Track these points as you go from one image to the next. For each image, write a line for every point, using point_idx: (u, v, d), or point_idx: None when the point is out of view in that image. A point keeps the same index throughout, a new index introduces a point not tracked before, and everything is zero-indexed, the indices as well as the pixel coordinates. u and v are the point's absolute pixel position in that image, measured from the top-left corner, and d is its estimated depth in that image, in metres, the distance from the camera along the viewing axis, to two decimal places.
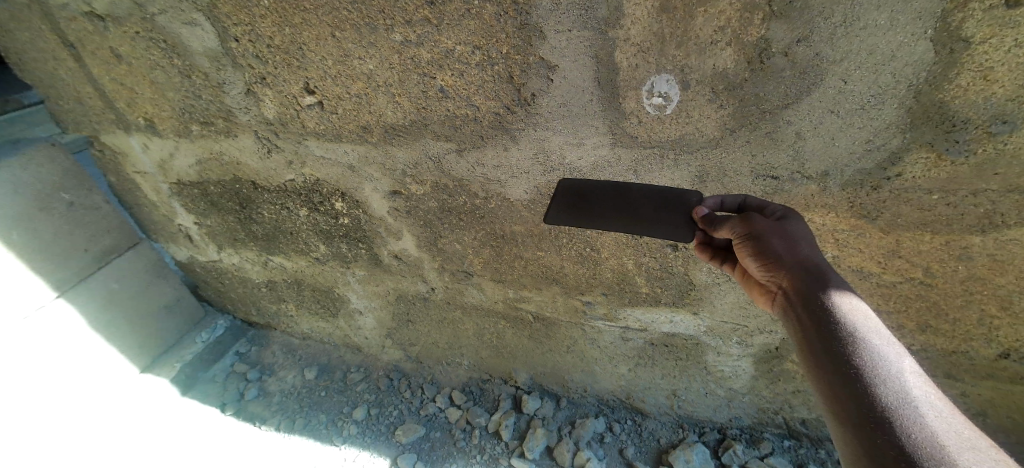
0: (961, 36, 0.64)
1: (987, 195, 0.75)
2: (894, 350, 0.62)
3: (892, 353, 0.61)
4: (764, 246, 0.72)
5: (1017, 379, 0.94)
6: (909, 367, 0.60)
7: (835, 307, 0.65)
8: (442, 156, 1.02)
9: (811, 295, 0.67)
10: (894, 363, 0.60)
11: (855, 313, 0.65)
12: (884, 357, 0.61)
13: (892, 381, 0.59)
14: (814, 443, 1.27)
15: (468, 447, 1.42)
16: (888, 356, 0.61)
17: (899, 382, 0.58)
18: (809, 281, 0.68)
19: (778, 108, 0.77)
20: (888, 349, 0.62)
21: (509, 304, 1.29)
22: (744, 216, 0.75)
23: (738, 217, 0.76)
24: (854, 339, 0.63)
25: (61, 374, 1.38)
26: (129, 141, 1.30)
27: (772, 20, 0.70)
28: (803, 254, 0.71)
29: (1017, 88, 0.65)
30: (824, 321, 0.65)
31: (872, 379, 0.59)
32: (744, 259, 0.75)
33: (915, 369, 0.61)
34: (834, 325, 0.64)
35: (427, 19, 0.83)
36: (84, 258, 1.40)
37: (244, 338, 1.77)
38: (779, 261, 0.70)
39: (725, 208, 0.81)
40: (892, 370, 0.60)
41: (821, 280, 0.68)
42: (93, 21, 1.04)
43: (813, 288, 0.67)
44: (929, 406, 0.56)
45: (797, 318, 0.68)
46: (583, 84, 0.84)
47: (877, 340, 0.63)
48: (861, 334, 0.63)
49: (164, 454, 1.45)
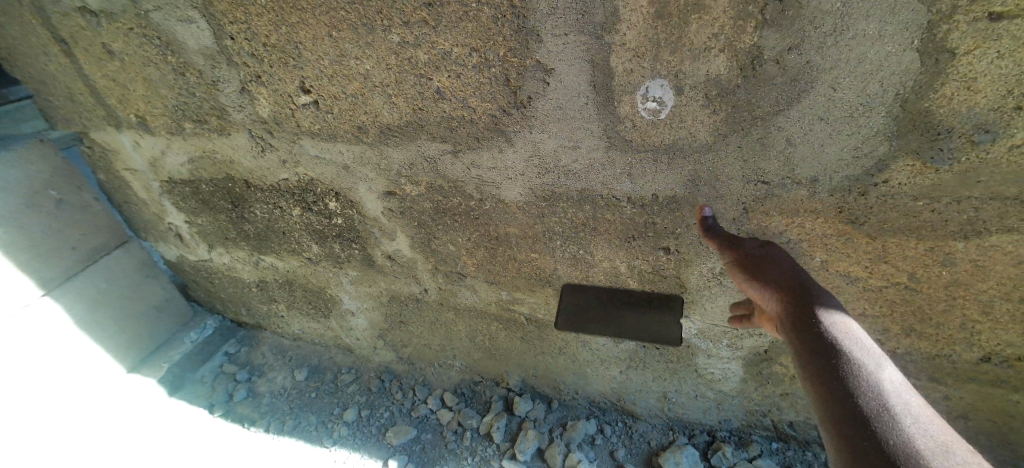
0: (945, 47, 0.66)
1: (971, 202, 0.76)
2: (875, 360, 0.63)
3: (873, 363, 0.62)
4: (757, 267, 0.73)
5: (999, 382, 0.96)
6: (889, 377, 0.61)
7: (824, 323, 0.65)
8: (437, 157, 1.03)
9: (801, 309, 0.67)
10: (873, 372, 0.61)
11: (842, 330, 0.65)
12: (865, 366, 0.62)
13: (874, 389, 0.59)
14: (801, 446, 1.28)
15: (459, 449, 1.42)
16: (869, 366, 0.62)
17: (880, 391, 0.59)
18: (799, 296, 0.68)
19: (769, 114, 0.79)
20: (869, 360, 0.63)
21: (502, 305, 1.29)
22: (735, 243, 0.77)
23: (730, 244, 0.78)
24: (838, 350, 0.63)
25: (46, 371, 1.36)
26: (120, 138, 1.28)
27: (764, 28, 0.71)
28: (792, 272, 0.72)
29: (1000, 98, 0.67)
30: (812, 333, 0.65)
31: (855, 389, 0.60)
32: (738, 281, 0.75)
33: (895, 378, 0.61)
34: (822, 337, 0.64)
35: (425, 21, 0.84)
36: (71, 256, 1.39)
37: (233, 339, 1.75)
38: (769, 279, 0.71)
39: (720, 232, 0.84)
40: (872, 379, 0.60)
41: (810, 295, 0.68)
42: (86, 17, 1.03)
43: (802, 302, 0.67)
44: (908, 414, 0.57)
45: (788, 333, 0.67)
46: (579, 88, 0.85)
47: (859, 351, 0.63)
48: (845, 346, 0.63)
49: (150, 454, 1.43)
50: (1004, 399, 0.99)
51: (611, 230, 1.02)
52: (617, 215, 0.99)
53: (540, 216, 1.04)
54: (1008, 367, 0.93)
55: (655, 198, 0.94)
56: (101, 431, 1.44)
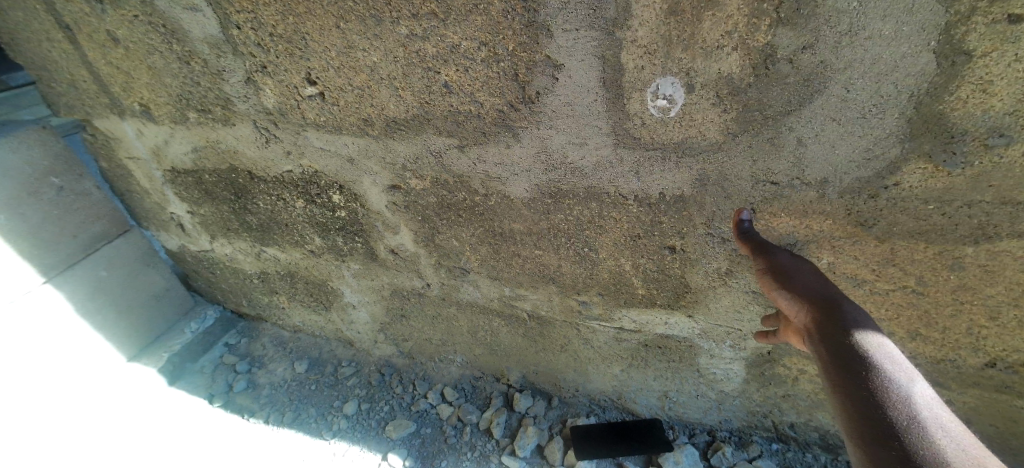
0: (962, 49, 0.65)
1: (982, 206, 0.76)
2: (906, 374, 0.60)
3: (904, 377, 0.59)
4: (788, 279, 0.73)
5: (1003, 388, 0.96)
6: (921, 391, 0.58)
7: (854, 334, 0.63)
8: (443, 152, 1.02)
9: (828, 318, 0.65)
10: (903, 385, 0.58)
11: (874, 343, 0.63)
12: (894, 379, 0.59)
13: (903, 402, 0.56)
14: (802, 448, 1.28)
15: (458, 444, 1.42)
16: (899, 379, 0.59)
17: (909, 404, 0.56)
18: (827, 306, 0.66)
19: (780, 114, 0.78)
20: (900, 374, 0.60)
21: (504, 301, 1.29)
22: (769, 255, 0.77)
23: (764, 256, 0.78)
24: (866, 362, 0.60)
25: (47, 358, 1.36)
26: (123, 126, 1.28)
27: (778, 26, 0.70)
28: (821, 284, 0.71)
29: (1016, 103, 0.67)
30: (839, 343, 0.62)
31: (883, 401, 0.57)
32: (769, 294, 0.75)
33: (928, 394, 0.58)
34: (850, 348, 0.62)
35: (434, 13, 0.83)
36: (71, 243, 1.38)
37: (233, 330, 1.75)
38: (797, 290, 0.71)
39: (753, 243, 0.84)
40: (902, 392, 0.57)
41: (839, 306, 0.66)
42: (91, 4, 1.02)
43: (830, 312, 0.66)
44: (941, 429, 0.53)
45: (815, 344, 0.65)
46: (588, 84, 0.84)
47: (889, 364, 0.60)
48: (873, 357, 0.61)
49: (150, 443, 1.43)
50: (1008, 404, 0.98)
51: (617, 228, 1.01)
52: (623, 214, 0.98)
53: (545, 213, 1.04)
54: (1012, 372, 0.93)
55: (661, 197, 0.93)
56: (100, 421, 1.44)
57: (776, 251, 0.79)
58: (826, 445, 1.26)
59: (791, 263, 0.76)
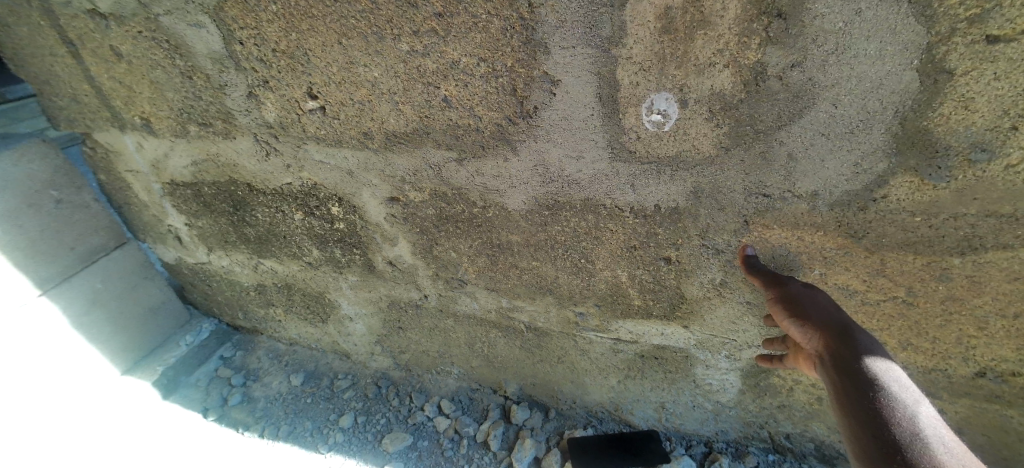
0: (943, 67, 0.68)
1: (967, 218, 0.78)
2: (912, 396, 0.62)
3: (909, 398, 0.61)
4: (798, 309, 0.75)
5: (993, 398, 0.97)
6: (926, 412, 0.60)
7: (865, 360, 0.65)
8: (441, 165, 1.03)
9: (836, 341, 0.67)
10: (909, 406, 0.60)
11: (883, 368, 0.64)
12: (899, 400, 0.61)
13: (908, 421, 0.58)
14: (797, 459, 1.29)
15: (455, 457, 1.42)
16: (905, 400, 0.61)
17: (913, 424, 0.58)
18: (838, 333, 0.68)
19: (771, 129, 0.80)
20: (906, 396, 0.61)
21: (502, 313, 1.29)
22: (779, 284, 0.81)
23: (774, 285, 0.81)
24: (873, 384, 0.62)
25: (42, 370, 1.36)
26: (124, 139, 1.29)
27: (768, 45, 0.73)
28: (829, 310, 0.73)
29: (995, 119, 0.69)
30: (848, 368, 0.64)
31: (888, 421, 0.59)
32: (779, 321, 0.77)
33: (932, 415, 0.60)
34: (857, 372, 0.63)
35: (434, 30, 0.85)
36: (67, 256, 1.38)
37: (228, 343, 1.74)
38: (808, 318, 0.73)
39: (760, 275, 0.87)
40: (907, 412, 0.59)
41: (850, 332, 0.68)
42: (95, 20, 1.04)
43: (839, 336, 0.68)
44: (943, 447, 0.55)
45: (827, 369, 0.67)
46: (584, 100, 0.86)
47: (897, 385, 0.62)
48: (880, 381, 0.63)
49: (142, 459, 1.40)
50: (997, 414, 1.00)
51: (613, 239, 1.02)
52: (619, 225, 1.00)
53: (543, 225, 1.05)
54: (1001, 382, 0.95)
55: (657, 209, 0.95)
56: (93, 435, 1.43)
57: (784, 280, 0.82)
58: (822, 456, 1.27)
59: (801, 290, 0.79)
